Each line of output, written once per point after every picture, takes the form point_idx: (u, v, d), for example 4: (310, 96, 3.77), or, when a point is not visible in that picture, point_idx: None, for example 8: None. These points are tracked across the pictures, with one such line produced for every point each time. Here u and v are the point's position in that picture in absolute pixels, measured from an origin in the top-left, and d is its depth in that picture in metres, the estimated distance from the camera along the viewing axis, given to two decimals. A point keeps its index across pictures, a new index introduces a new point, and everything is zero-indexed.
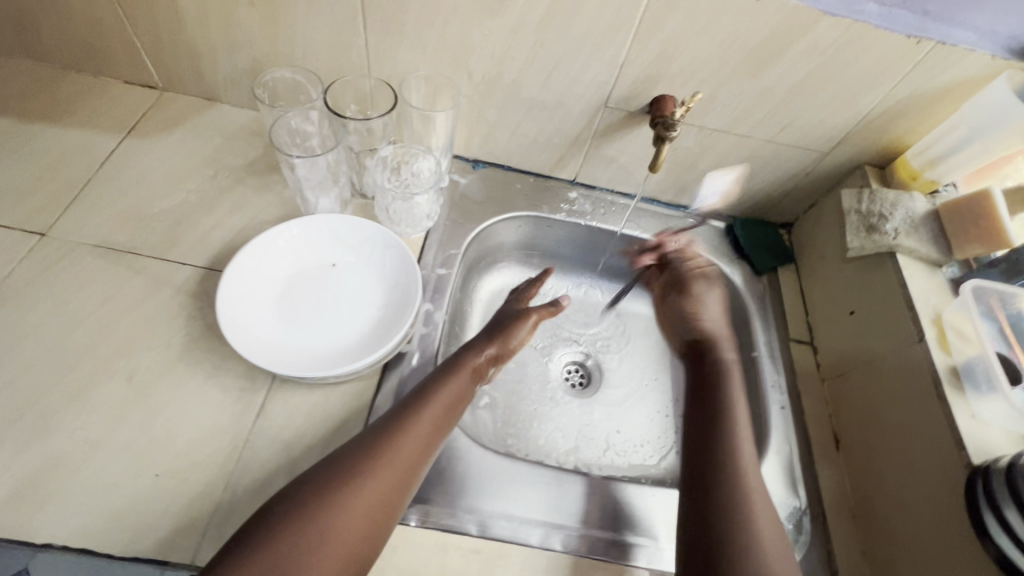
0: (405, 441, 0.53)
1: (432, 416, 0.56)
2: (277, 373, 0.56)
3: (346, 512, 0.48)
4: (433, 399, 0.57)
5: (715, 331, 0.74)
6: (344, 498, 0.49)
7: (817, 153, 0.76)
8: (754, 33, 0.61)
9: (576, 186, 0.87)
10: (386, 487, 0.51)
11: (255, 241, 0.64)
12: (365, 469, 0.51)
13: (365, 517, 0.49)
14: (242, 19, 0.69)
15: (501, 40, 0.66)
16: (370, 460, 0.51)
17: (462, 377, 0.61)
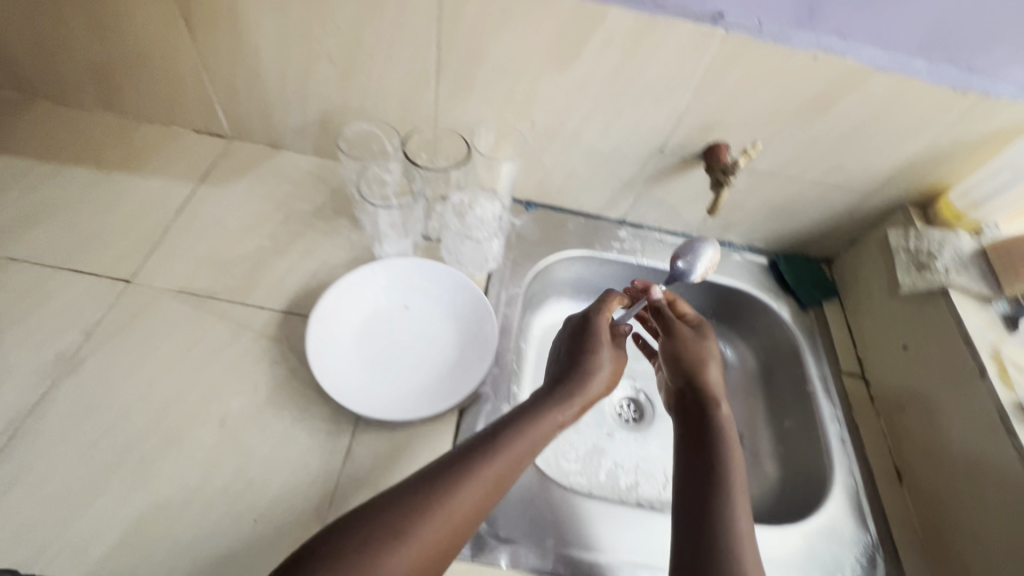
0: (467, 493, 0.46)
1: (500, 468, 0.48)
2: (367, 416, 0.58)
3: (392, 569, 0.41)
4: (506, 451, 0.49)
5: (708, 349, 0.64)
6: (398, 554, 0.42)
7: (861, 194, 0.80)
8: (808, 88, 0.66)
9: (625, 225, 0.90)
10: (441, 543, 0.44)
11: (336, 284, 0.66)
12: (423, 519, 0.44)
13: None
14: (318, 75, 0.73)
15: (566, 94, 0.70)
16: (433, 510, 0.44)
17: (542, 428, 0.51)
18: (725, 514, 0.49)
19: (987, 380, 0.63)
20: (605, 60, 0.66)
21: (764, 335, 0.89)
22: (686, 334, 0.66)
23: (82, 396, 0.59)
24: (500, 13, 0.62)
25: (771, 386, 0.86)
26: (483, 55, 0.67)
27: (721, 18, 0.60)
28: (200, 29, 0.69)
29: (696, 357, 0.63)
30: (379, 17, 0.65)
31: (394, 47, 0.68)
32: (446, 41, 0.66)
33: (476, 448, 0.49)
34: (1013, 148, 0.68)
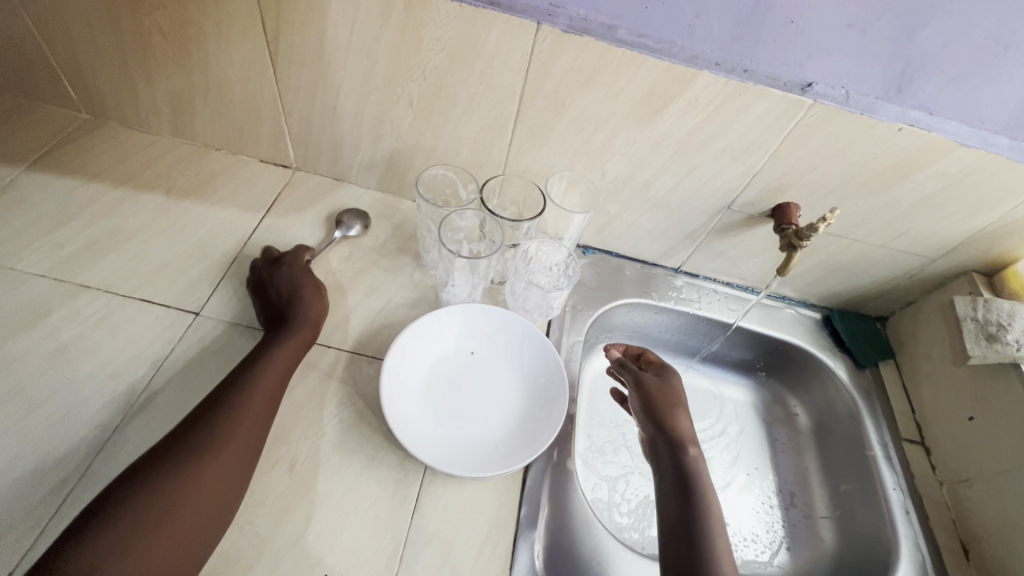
0: (255, 391, 0.57)
1: (274, 380, 0.58)
2: (442, 470, 0.57)
3: (218, 456, 0.51)
4: (271, 359, 0.59)
5: (673, 393, 0.65)
6: (218, 445, 0.52)
7: (924, 259, 0.80)
8: (887, 157, 0.66)
9: (680, 274, 0.90)
10: (249, 436, 0.54)
11: (410, 328, 0.66)
12: (231, 415, 0.54)
13: (236, 464, 0.52)
14: (394, 117, 0.74)
15: (642, 149, 0.71)
16: (236, 405, 0.55)
17: (290, 355, 0.61)
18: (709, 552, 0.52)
19: None
20: (686, 120, 0.66)
21: (817, 392, 0.88)
22: (647, 381, 0.67)
23: (154, 433, 0.58)
24: (588, 70, 0.63)
25: (825, 447, 0.84)
26: (565, 108, 0.68)
27: (809, 88, 0.61)
28: (284, 68, 0.70)
29: (665, 402, 0.64)
30: (466, 68, 0.65)
31: (476, 95, 0.68)
32: (529, 93, 0.67)
33: (238, 372, 0.59)
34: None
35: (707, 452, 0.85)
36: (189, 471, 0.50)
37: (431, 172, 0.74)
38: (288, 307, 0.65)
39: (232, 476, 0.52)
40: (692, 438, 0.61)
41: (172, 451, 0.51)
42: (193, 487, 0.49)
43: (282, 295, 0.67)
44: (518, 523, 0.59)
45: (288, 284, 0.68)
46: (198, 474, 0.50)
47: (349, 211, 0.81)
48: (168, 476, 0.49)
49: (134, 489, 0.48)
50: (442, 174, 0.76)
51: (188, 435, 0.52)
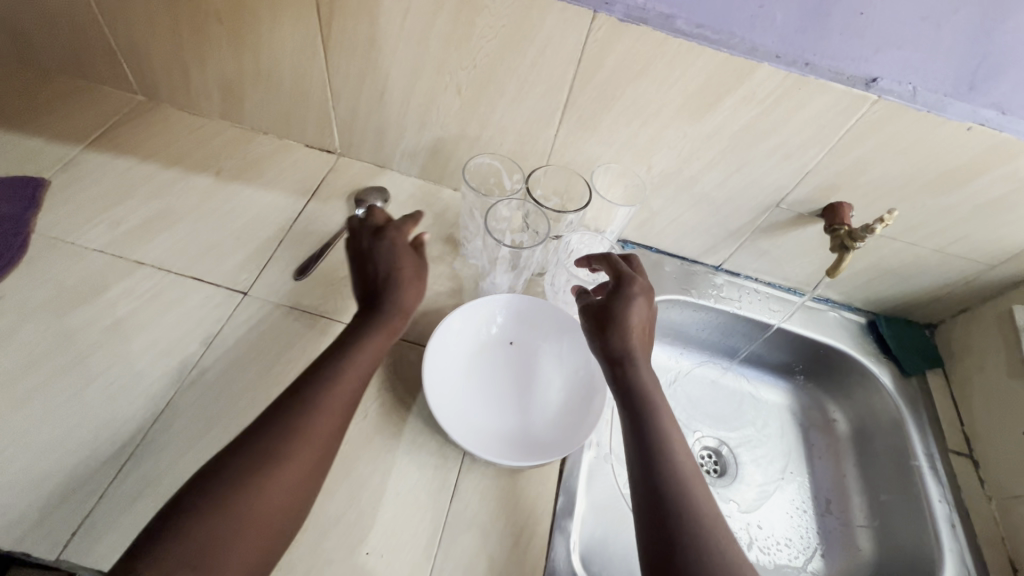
0: (340, 383, 0.53)
1: (345, 395, 0.53)
2: (482, 457, 0.58)
3: (281, 477, 0.48)
4: (346, 368, 0.55)
5: (604, 311, 0.59)
6: (281, 466, 0.48)
7: (981, 266, 0.76)
8: (952, 158, 0.63)
9: (721, 272, 0.89)
10: (314, 457, 0.50)
11: (451, 316, 0.66)
12: (295, 435, 0.50)
13: (298, 485, 0.49)
14: (441, 105, 0.74)
15: (692, 142, 0.69)
16: (322, 394, 0.52)
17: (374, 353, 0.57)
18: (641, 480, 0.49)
19: None
20: (741, 114, 0.65)
21: (859, 398, 0.86)
22: (591, 303, 0.61)
23: (205, 408, 0.60)
24: (642, 61, 0.62)
25: (864, 454, 0.82)
26: (615, 99, 0.67)
27: (874, 82, 0.59)
28: (334, 52, 0.71)
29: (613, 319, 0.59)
30: (516, 57, 0.65)
31: (525, 85, 0.68)
32: (579, 82, 0.66)
33: (322, 365, 0.55)
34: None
35: (740, 455, 0.85)
36: (250, 492, 0.47)
37: (477, 161, 0.74)
38: (382, 288, 0.60)
39: (301, 488, 0.49)
40: (626, 358, 0.57)
41: (258, 438, 0.50)
42: (253, 510, 0.46)
43: (378, 274, 0.62)
44: (555, 513, 0.59)
45: (383, 265, 0.62)
46: (260, 495, 0.47)
47: (367, 189, 0.83)
48: (227, 494, 0.46)
49: (227, 471, 0.48)
50: (487, 164, 0.76)
51: (251, 448, 0.49)
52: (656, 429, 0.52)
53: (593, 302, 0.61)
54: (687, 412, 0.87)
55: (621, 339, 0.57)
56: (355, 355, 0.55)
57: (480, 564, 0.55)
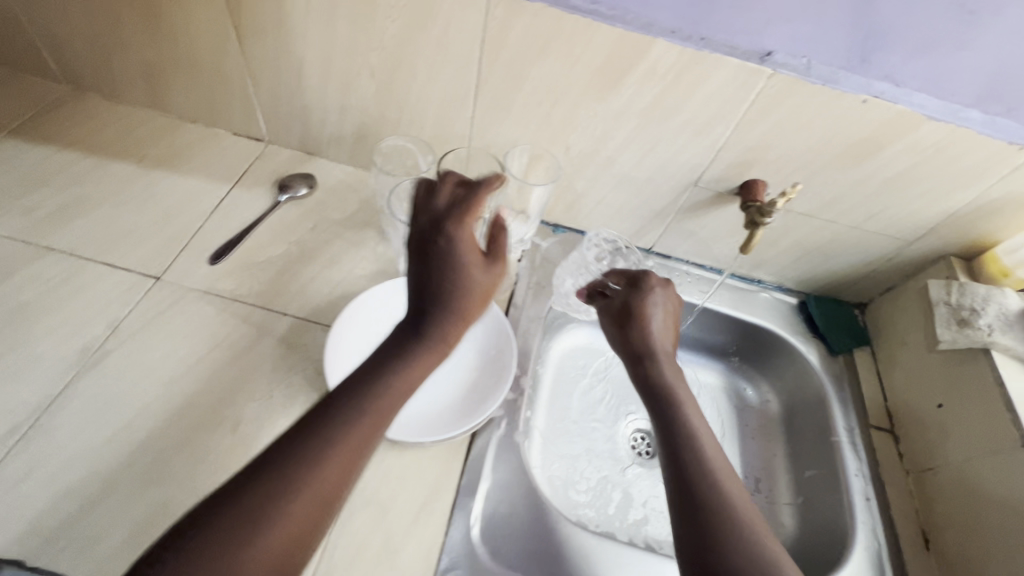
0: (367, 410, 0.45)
1: (386, 410, 0.46)
2: (384, 435, 0.58)
3: (303, 504, 0.40)
4: (401, 377, 0.48)
5: (633, 306, 0.64)
6: (303, 490, 0.41)
7: (900, 243, 0.77)
8: (853, 131, 0.64)
9: (652, 255, 0.89)
10: (340, 481, 0.42)
11: (359, 300, 0.67)
12: (324, 452, 0.42)
13: (319, 512, 0.41)
14: (358, 88, 0.74)
15: (604, 121, 0.70)
16: (348, 419, 0.44)
17: (412, 385, 0.48)
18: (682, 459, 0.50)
19: None
20: (646, 91, 0.65)
21: (789, 378, 0.86)
22: (611, 303, 0.67)
23: (105, 391, 0.60)
24: (543, 39, 0.62)
25: (793, 432, 0.83)
26: (523, 79, 0.67)
27: (769, 56, 0.59)
28: (248, 36, 0.71)
29: (630, 318, 0.63)
30: (423, 37, 0.65)
31: (436, 65, 0.68)
32: (487, 61, 0.66)
33: (341, 396, 0.46)
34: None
35: None
36: (265, 522, 0.39)
37: (389, 142, 0.76)
38: (432, 306, 0.50)
39: (314, 531, 0.41)
40: (657, 347, 0.61)
41: (271, 467, 0.41)
42: (252, 558, 0.38)
43: (431, 285, 0.51)
44: (458, 490, 0.59)
45: (444, 267, 0.51)
46: (274, 525, 0.39)
47: (293, 176, 0.83)
48: (222, 541, 0.38)
49: (230, 509, 0.39)
50: (402, 146, 0.77)
51: (258, 479, 0.41)
52: (680, 419, 0.54)
53: (637, 301, 0.64)
54: (621, 396, 0.88)
55: (650, 330, 0.62)
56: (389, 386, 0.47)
57: (376, 540, 0.55)
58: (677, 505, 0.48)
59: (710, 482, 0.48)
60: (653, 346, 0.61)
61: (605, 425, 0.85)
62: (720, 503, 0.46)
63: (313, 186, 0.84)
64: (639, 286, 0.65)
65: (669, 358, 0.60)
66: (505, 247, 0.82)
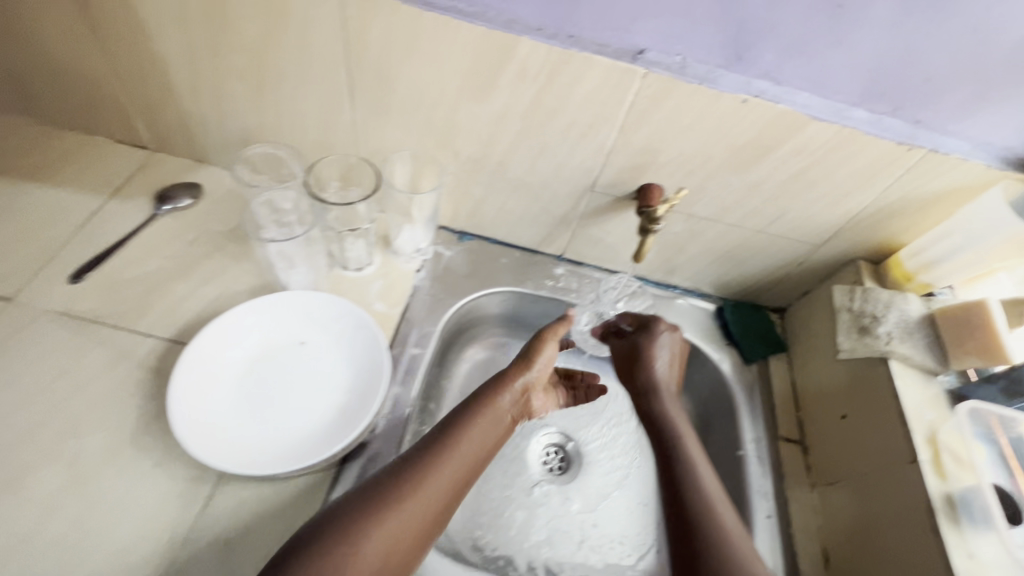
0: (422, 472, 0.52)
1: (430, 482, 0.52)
2: (222, 470, 0.52)
3: (382, 538, 0.47)
4: (468, 434, 0.57)
5: (639, 349, 0.69)
6: (387, 521, 0.48)
7: (808, 247, 0.74)
8: (739, 132, 0.60)
9: (564, 261, 0.85)
10: (426, 518, 0.50)
11: (221, 320, 0.62)
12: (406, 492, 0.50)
13: (403, 544, 0.48)
14: (232, 92, 0.69)
15: (486, 125, 0.66)
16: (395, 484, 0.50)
17: (462, 441, 0.56)
18: (682, 496, 0.53)
19: (917, 466, 0.57)
20: (522, 93, 0.61)
21: (702, 387, 0.83)
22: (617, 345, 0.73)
23: None
24: (406, 39, 0.58)
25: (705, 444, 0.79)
26: (395, 81, 0.63)
27: (641, 55, 0.56)
28: (108, 39, 0.66)
29: (632, 355, 0.70)
30: (284, 38, 0.61)
31: (305, 68, 0.64)
32: (354, 63, 0.62)
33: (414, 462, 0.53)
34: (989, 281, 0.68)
35: (587, 450, 0.83)
36: (349, 548, 0.45)
37: (255, 150, 0.71)
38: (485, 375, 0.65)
39: None
40: (660, 388, 0.66)
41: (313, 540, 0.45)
42: None
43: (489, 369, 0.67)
44: None
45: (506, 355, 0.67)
46: (359, 553, 0.46)
47: (177, 186, 0.78)
48: None
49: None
50: (273, 152, 0.73)
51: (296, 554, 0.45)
52: (682, 455, 0.57)
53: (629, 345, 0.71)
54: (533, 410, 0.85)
55: (660, 372, 0.67)
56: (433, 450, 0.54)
57: None
58: (677, 541, 0.50)
59: (709, 522, 0.50)
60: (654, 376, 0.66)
61: (514, 440, 0.82)
62: (717, 536, 0.49)
63: (199, 196, 0.79)
64: (649, 327, 0.71)
65: (671, 395, 0.65)
66: (402, 255, 0.78)
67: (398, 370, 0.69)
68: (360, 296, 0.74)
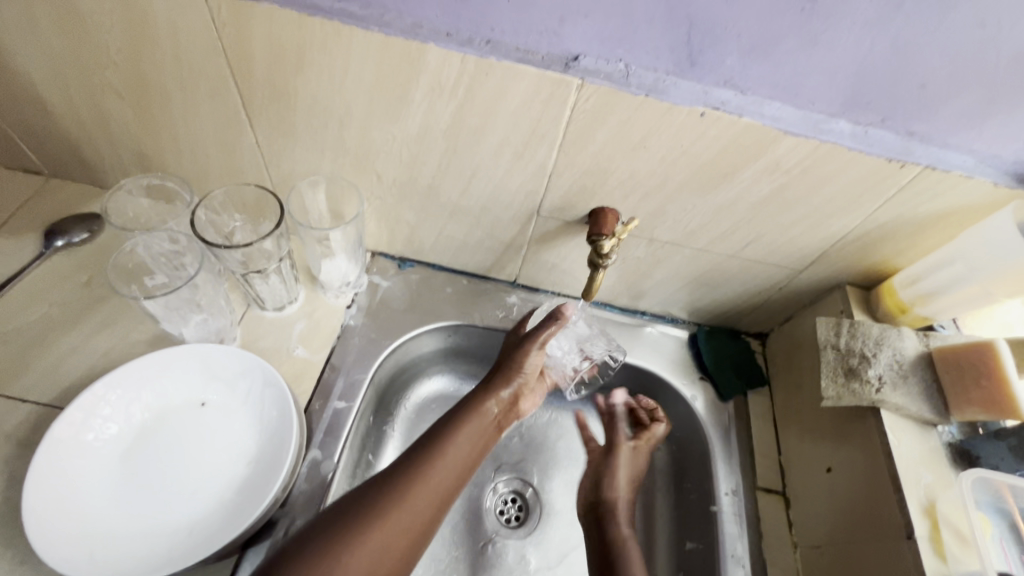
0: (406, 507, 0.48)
1: (409, 520, 0.48)
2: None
3: (366, 551, 0.45)
4: (463, 428, 0.56)
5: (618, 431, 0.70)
6: (373, 536, 0.45)
7: (788, 271, 0.65)
8: (699, 150, 0.51)
9: (517, 288, 0.76)
10: (405, 535, 0.47)
11: (98, 385, 0.52)
12: (397, 497, 0.48)
13: (389, 558, 0.46)
14: (113, 113, 0.59)
15: (406, 145, 0.56)
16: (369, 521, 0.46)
17: (449, 470, 0.53)
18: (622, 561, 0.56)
19: (913, 543, 0.48)
20: (441, 108, 0.51)
21: (675, 426, 0.74)
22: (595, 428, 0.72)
23: None
24: (294, 47, 0.48)
25: (678, 492, 0.70)
26: (293, 96, 0.53)
27: (575, 62, 0.46)
28: None
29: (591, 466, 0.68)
30: (155, 50, 0.51)
31: (187, 85, 0.54)
32: (241, 77, 0.52)
33: (397, 489, 0.49)
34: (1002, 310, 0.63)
35: (549, 496, 0.73)
36: (333, 564, 0.43)
37: (133, 183, 0.61)
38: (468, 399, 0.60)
39: None
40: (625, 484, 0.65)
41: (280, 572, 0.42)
42: None
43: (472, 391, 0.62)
44: None
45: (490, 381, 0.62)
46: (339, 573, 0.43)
47: (71, 217, 0.69)
48: None
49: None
50: (162, 184, 0.63)
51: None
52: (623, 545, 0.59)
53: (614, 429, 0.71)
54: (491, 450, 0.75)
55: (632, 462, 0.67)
56: (415, 478, 0.50)
57: None
58: None
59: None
60: (605, 499, 0.64)
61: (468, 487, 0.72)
62: None
63: (99, 229, 0.70)
64: (611, 449, 0.69)
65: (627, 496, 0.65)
66: (331, 290, 0.70)
67: (318, 430, 0.60)
68: (280, 341, 0.65)
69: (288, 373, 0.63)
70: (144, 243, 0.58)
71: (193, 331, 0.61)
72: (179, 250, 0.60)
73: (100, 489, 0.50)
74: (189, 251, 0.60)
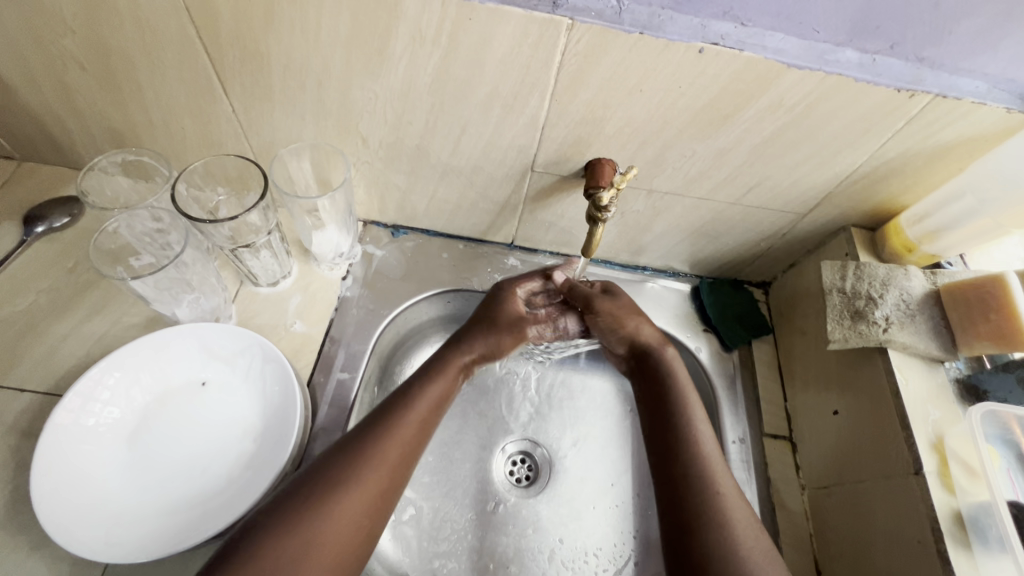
0: (408, 420, 0.50)
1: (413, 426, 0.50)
2: (102, 561, 0.44)
3: (318, 538, 0.42)
4: (420, 397, 0.53)
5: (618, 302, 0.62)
6: (381, 451, 0.47)
7: (791, 216, 0.63)
8: (696, 93, 0.48)
9: (515, 250, 0.75)
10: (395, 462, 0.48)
11: (96, 369, 0.52)
12: (359, 466, 0.46)
13: (396, 455, 0.48)
14: (78, 84, 0.56)
15: (391, 103, 0.53)
16: (375, 439, 0.48)
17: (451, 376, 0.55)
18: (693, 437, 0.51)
19: (922, 478, 0.48)
20: (423, 61, 0.49)
21: None
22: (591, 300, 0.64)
23: None
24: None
25: None
26: (265, 57, 0.50)
27: None
28: None
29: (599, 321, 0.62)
30: (112, 14, 0.47)
31: (150, 48, 0.51)
32: (209, 37, 0.49)
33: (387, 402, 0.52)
34: (999, 246, 0.63)
35: (559, 455, 0.73)
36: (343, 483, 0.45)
37: (108, 159, 0.58)
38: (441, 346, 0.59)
39: (352, 540, 0.44)
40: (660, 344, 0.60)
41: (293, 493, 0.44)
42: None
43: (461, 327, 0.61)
44: None
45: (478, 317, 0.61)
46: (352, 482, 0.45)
47: (49, 201, 0.67)
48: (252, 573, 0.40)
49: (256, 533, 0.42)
50: (139, 159, 0.60)
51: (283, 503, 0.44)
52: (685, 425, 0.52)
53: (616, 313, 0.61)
54: (504, 404, 0.76)
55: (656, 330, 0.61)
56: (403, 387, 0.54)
57: None
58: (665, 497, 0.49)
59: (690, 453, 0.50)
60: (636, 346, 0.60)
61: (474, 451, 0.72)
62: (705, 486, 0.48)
63: (80, 211, 0.67)
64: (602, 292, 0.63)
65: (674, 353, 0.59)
66: (325, 262, 0.69)
67: (323, 401, 0.60)
68: (276, 316, 0.64)
69: (288, 348, 0.62)
70: (128, 224, 0.56)
71: (187, 311, 0.59)
72: (163, 229, 0.58)
73: (108, 475, 0.50)
74: (174, 229, 0.58)
